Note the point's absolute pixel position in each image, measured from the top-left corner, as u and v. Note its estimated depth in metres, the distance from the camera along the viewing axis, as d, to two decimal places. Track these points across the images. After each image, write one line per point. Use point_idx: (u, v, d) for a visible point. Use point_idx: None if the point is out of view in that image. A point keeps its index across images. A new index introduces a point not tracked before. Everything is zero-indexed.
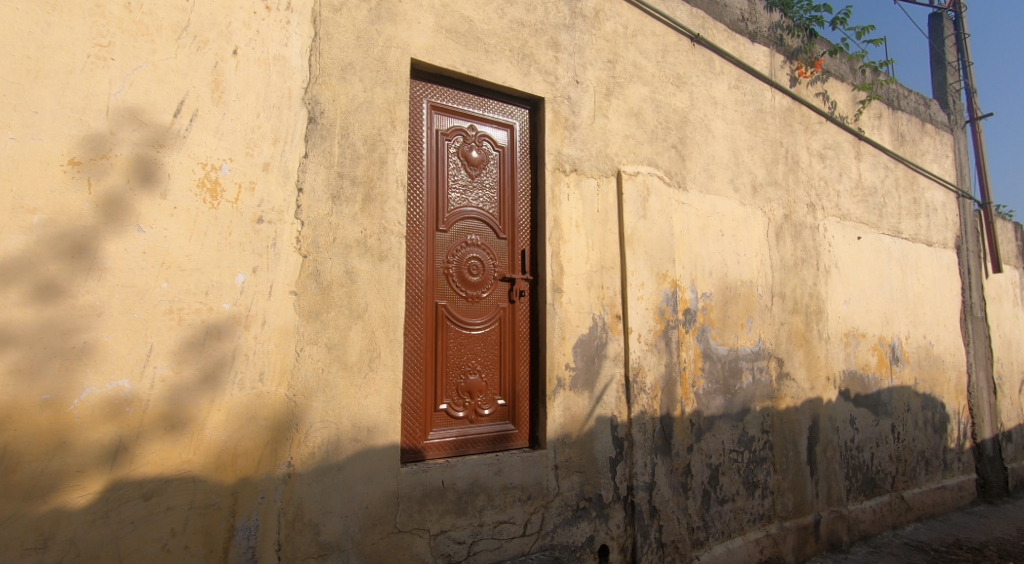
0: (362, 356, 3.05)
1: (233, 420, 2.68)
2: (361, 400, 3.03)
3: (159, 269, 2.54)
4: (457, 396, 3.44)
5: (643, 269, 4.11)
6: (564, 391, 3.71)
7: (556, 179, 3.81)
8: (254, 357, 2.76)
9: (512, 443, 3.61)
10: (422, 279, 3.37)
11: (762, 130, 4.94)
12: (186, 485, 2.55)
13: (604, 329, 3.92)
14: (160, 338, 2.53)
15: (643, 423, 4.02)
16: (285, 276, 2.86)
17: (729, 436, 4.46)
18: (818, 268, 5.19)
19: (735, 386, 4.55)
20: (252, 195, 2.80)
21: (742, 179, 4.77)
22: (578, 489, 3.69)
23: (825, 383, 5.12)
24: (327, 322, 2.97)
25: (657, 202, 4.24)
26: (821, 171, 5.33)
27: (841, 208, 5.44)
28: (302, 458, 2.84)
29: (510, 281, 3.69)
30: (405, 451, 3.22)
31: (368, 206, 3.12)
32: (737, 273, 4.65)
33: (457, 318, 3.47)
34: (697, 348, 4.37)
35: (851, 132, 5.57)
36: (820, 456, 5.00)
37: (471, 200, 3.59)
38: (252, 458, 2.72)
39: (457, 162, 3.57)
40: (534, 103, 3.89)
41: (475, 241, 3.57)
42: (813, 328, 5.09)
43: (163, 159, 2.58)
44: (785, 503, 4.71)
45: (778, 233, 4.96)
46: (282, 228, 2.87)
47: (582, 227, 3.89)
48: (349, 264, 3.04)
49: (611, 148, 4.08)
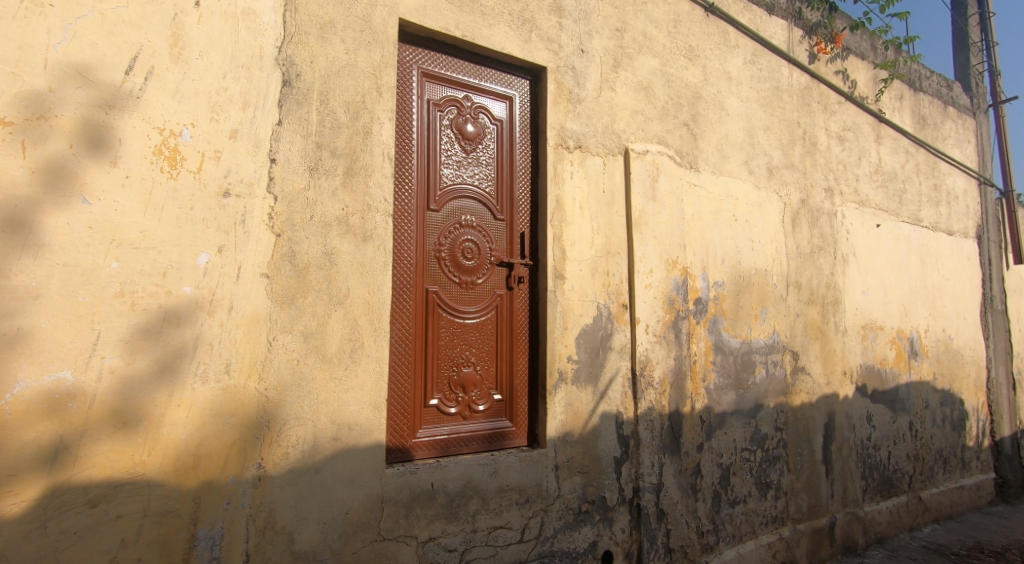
0: (342, 347, 2.76)
1: (196, 418, 2.40)
2: (342, 395, 2.74)
3: (108, 247, 2.27)
4: (449, 390, 3.15)
5: (651, 255, 3.81)
6: (565, 386, 3.41)
7: (559, 156, 3.50)
8: (220, 347, 2.47)
9: (509, 442, 3.33)
10: (411, 263, 3.07)
11: (779, 109, 4.63)
12: (139, 490, 2.27)
13: (610, 319, 3.62)
14: (109, 325, 2.26)
15: (651, 420, 3.73)
16: (255, 257, 2.57)
17: (741, 433, 4.18)
18: (836, 257, 4.89)
19: (747, 382, 4.27)
20: (217, 166, 2.50)
21: (757, 161, 4.46)
22: (579, 491, 3.41)
23: (841, 378, 4.83)
24: (304, 308, 2.68)
25: (666, 182, 3.94)
26: (840, 154, 5.01)
27: (860, 194, 5.12)
28: (274, 459, 2.55)
29: (508, 266, 3.40)
30: (391, 450, 2.93)
31: (350, 181, 2.82)
32: (751, 261, 4.35)
33: (450, 306, 3.17)
34: (709, 341, 4.08)
35: (871, 113, 5.25)
36: (836, 455, 4.71)
37: (465, 177, 3.29)
38: (217, 459, 2.43)
39: (450, 135, 3.26)
40: (535, 73, 3.58)
41: (470, 222, 3.27)
42: (829, 320, 4.80)
43: (113, 122, 2.29)
44: (798, 504, 4.43)
45: (794, 219, 4.66)
46: (253, 203, 2.58)
47: (586, 209, 3.58)
48: (328, 244, 2.75)
49: (618, 124, 3.77)
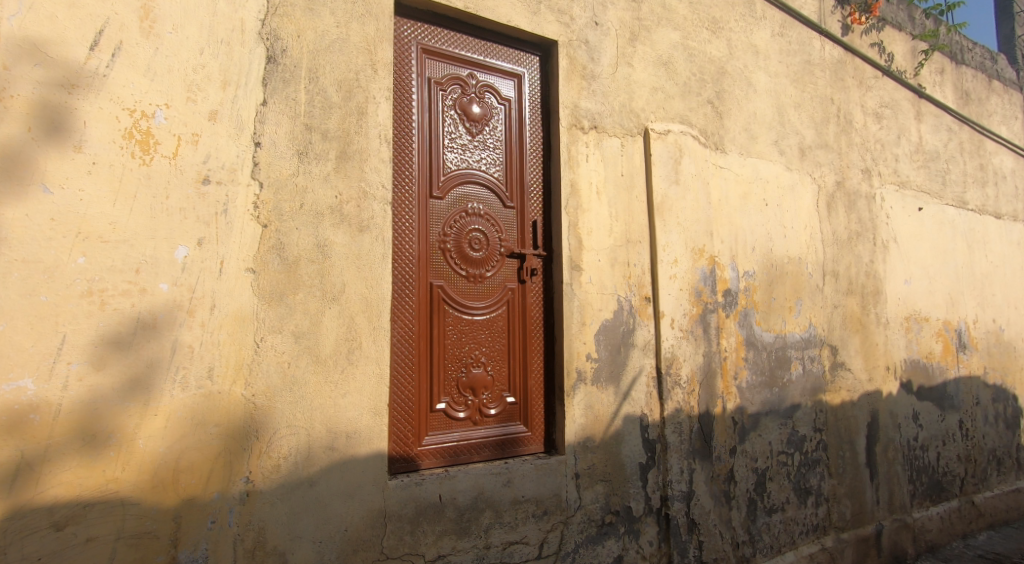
0: (338, 348, 2.52)
1: (175, 428, 2.18)
2: (338, 401, 2.50)
3: (73, 241, 2.05)
4: (457, 393, 2.90)
5: (675, 244, 3.52)
6: (585, 386, 3.14)
7: (573, 137, 3.23)
8: (201, 350, 2.25)
9: (525, 448, 3.06)
10: (414, 255, 2.82)
11: (811, 85, 4.30)
12: (112, 510, 2.05)
13: (632, 314, 3.34)
14: (75, 327, 2.04)
15: (679, 422, 3.44)
16: (239, 251, 2.35)
17: (777, 436, 3.87)
18: (875, 244, 4.54)
19: (783, 379, 3.95)
20: (195, 150, 2.28)
21: (788, 141, 4.14)
22: (602, 502, 3.13)
23: (884, 374, 4.48)
24: (295, 305, 2.44)
25: (690, 164, 3.64)
26: (877, 132, 4.66)
27: (899, 174, 4.77)
28: (264, 473, 2.32)
29: (520, 258, 3.13)
30: (395, 459, 2.69)
31: (344, 165, 2.58)
32: (784, 248, 4.04)
33: (457, 302, 2.92)
34: (740, 335, 3.77)
35: (910, 88, 4.88)
36: (881, 457, 4.36)
37: (471, 162, 3.03)
38: (200, 474, 2.21)
39: (454, 117, 3.01)
40: (546, 49, 3.31)
41: (477, 210, 3.02)
42: (870, 312, 4.45)
43: (77, 104, 2.08)
44: (841, 512, 4.09)
45: (830, 203, 4.32)
46: (236, 191, 2.35)
47: (603, 194, 3.31)
48: (321, 235, 2.51)
49: (636, 102, 3.48)
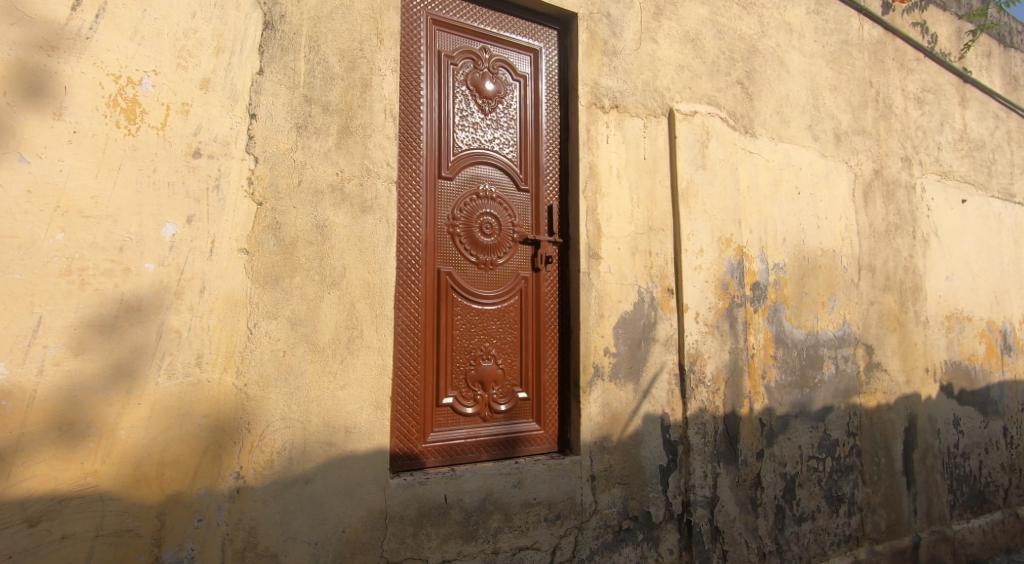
0: (337, 336, 2.35)
1: (160, 419, 2.01)
2: (337, 392, 2.33)
3: (51, 214, 1.90)
4: (465, 387, 2.72)
5: (701, 232, 3.30)
6: (602, 382, 2.94)
7: (592, 117, 3.03)
8: (189, 336, 2.08)
9: (537, 447, 2.87)
10: (421, 239, 2.64)
11: (849, 67, 4.05)
12: (90, 506, 1.89)
13: (653, 306, 3.13)
14: (53, 307, 1.88)
15: (703, 423, 3.22)
16: (232, 230, 2.18)
17: (808, 440, 3.63)
18: (915, 237, 4.27)
19: (815, 380, 3.71)
20: (186, 121, 2.12)
21: (823, 126, 3.90)
22: (620, 506, 2.94)
23: (923, 376, 4.21)
24: (291, 289, 2.28)
25: (718, 148, 3.42)
26: (919, 119, 4.38)
27: (942, 164, 4.48)
28: (256, 469, 2.15)
29: (534, 244, 2.95)
30: (397, 457, 2.52)
31: (346, 141, 2.42)
32: (817, 240, 3.80)
33: (466, 289, 2.75)
34: (769, 332, 3.54)
35: (954, 72, 4.59)
36: (918, 465, 4.10)
37: (483, 142, 2.86)
38: (186, 469, 2.04)
39: (466, 93, 2.84)
40: (565, 23, 3.12)
41: (489, 193, 2.85)
42: (908, 309, 4.19)
43: (57, 68, 1.93)
44: (875, 522, 3.85)
45: (867, 193, 4.07)
46: (229, 165, 2.19)
47: (624, 178, 3.11)
48: (320, 215, 2.35)
49: (661, 80, 3.28)
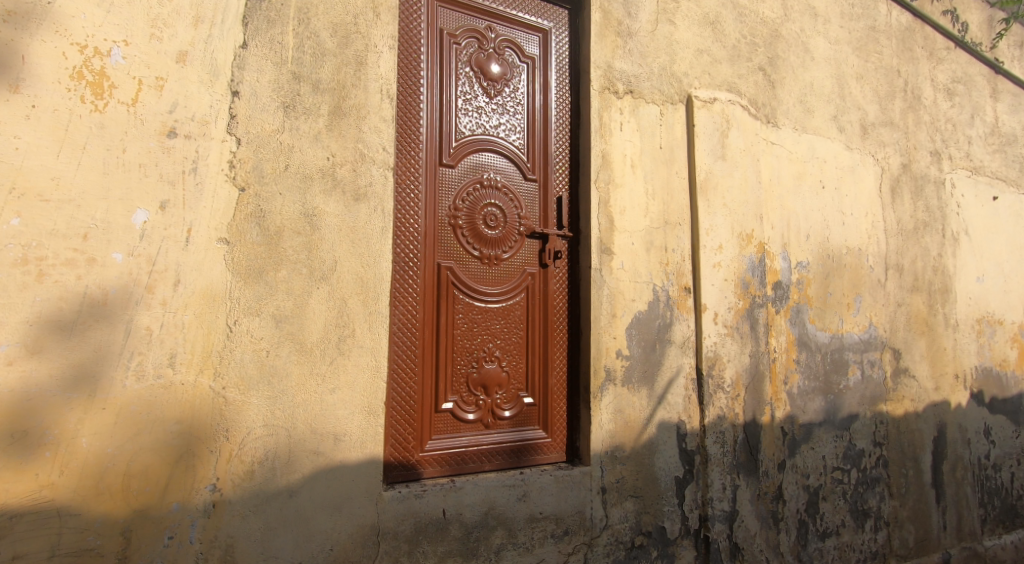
0: (327, 336, 2.15)
1: (127, 426, 1.81)
2: (325, 397, 2.12)
3: (6, 197, 1.70)
4: (466, 391, 2.52)
5: (721, 227, 3.08)
6: (614, 388, 2.73)
7: (605, 102, 2.83)
8: (161, 334, 1.88)
9: (544, 457, 2.67)
10: (421, 230, 2.44)
11: (876, 54, 3.83)
12: (46, 522, 1.69)
13: (669, 306, 2.92)
14: (6, 301, 1.68)
15: (722, 432, 3.00)
16: (211, 217, 1.98)
17: (832, 450, 3.41)
18: (944, 236, 4.04)
19: (839, 386, 3.49)
20: (160, 97, 1.93)
21: (850, 116, 3.68)
22: (632, 521, 2.72)
23: (952, 383, 3.98)
24: (276, 284, 2.08)
25: (739, 137, 3.20)
26: (949, 111, 4.15)
27: (972, 159, 4.25)
28: (234, 480, 1.95)
29: (542, 238, 2.74)
30: (392, 467, 2.32)
31: (338, 123, 2.23)
32: (842, 238, 3.57)
33: (468, 286, 2.55)
34: (792, 334, 3.32)
35: (985, 62, 4.36)
36: (948, 477, 3.86)
37: (488, 127, 2.66)
38: (156, 481, 1.84)
39: (470, 75, 2.64)
40: (575, 2, 2.92)
41: (493, 182, 2.64)
42: (937, 312, 3.95)
43: (14, 35, 1.74)
44: (902, 538, 3.62)
45: (894, 188, 3.84)
46: (208, 146, 1.99)
47: (639, 168, 2.90)
48: (309, 204, 2.15)
49: (678, 65, 3.07)
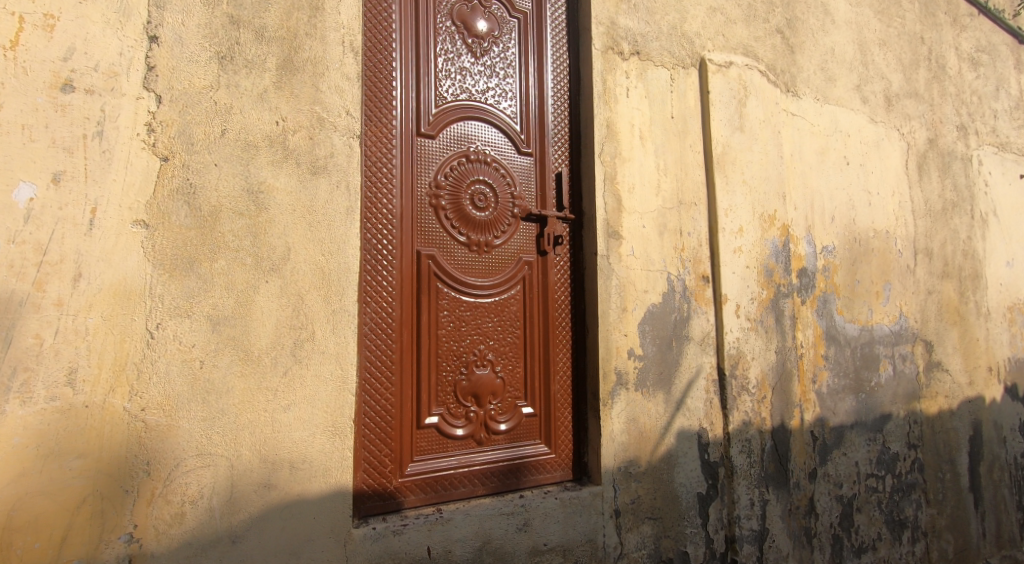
0: (279, 341, 1.73)
1: (9, 463, 1.39)
2: (277, 416, 1.71)
3: None
4: (455, 403, 2.12)
5: (741, 207, 2.70)
6: (625, 393, 2.34)
7: (608, 64, 2.44)
8: (56, 343, 1.46)
9: (547, 477, 2.27)
10: (396, 211, 2.04)
11: (898, 19, 3.48)
12: None
13: (686, 298, 2.54)
14: None
15: (748, 440, 2.62)
16: (124, 194, 1.56)
17: (865, 455, 3.04)
18: (973, 217, 3.70)
19: (871, 383, 3.12)
20: (50, 40, 1.51)
21: (873, 86, 3.32)
22: (651, 547, 2.33)
23: (987, 377, 3.63)
24: (212, 278, 1.66)
25: (758, 106, 2.83)
26: (974, 82, 3.81)
27: (999, 134, 3.92)
28: (158, 528, 1.53)
29: (539, 221, 2.35)
30: (366, 497, 1.91)
31: (289, 79, 1.81)
32: (869, 219, 3.22)
33: (454, 277, 2.15)
34: (820, 327, 2.95)
35: (1009, 29, 4.04)
36: (986, 480, 3.52)
37: (473, 92, 2.26)
38: (49, 534, 1.42)
39: (451, 30, 2.24)
40: None
41: (481, 155, 2.25)
42: (969, 300, 3.61)
43: None
44: (941, 549, 3.27)
45: (921, 165, 3.49)
46: (117, 104, 1.57)
47: (648, 139, 2.51)
48: (253, 177, 1.73)
49: (688, 23, 2.69)
